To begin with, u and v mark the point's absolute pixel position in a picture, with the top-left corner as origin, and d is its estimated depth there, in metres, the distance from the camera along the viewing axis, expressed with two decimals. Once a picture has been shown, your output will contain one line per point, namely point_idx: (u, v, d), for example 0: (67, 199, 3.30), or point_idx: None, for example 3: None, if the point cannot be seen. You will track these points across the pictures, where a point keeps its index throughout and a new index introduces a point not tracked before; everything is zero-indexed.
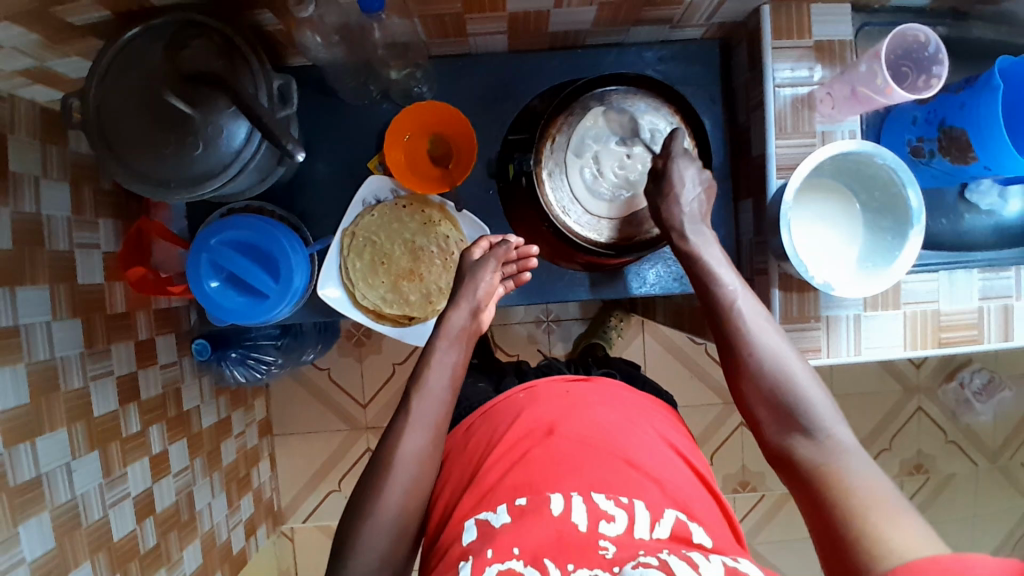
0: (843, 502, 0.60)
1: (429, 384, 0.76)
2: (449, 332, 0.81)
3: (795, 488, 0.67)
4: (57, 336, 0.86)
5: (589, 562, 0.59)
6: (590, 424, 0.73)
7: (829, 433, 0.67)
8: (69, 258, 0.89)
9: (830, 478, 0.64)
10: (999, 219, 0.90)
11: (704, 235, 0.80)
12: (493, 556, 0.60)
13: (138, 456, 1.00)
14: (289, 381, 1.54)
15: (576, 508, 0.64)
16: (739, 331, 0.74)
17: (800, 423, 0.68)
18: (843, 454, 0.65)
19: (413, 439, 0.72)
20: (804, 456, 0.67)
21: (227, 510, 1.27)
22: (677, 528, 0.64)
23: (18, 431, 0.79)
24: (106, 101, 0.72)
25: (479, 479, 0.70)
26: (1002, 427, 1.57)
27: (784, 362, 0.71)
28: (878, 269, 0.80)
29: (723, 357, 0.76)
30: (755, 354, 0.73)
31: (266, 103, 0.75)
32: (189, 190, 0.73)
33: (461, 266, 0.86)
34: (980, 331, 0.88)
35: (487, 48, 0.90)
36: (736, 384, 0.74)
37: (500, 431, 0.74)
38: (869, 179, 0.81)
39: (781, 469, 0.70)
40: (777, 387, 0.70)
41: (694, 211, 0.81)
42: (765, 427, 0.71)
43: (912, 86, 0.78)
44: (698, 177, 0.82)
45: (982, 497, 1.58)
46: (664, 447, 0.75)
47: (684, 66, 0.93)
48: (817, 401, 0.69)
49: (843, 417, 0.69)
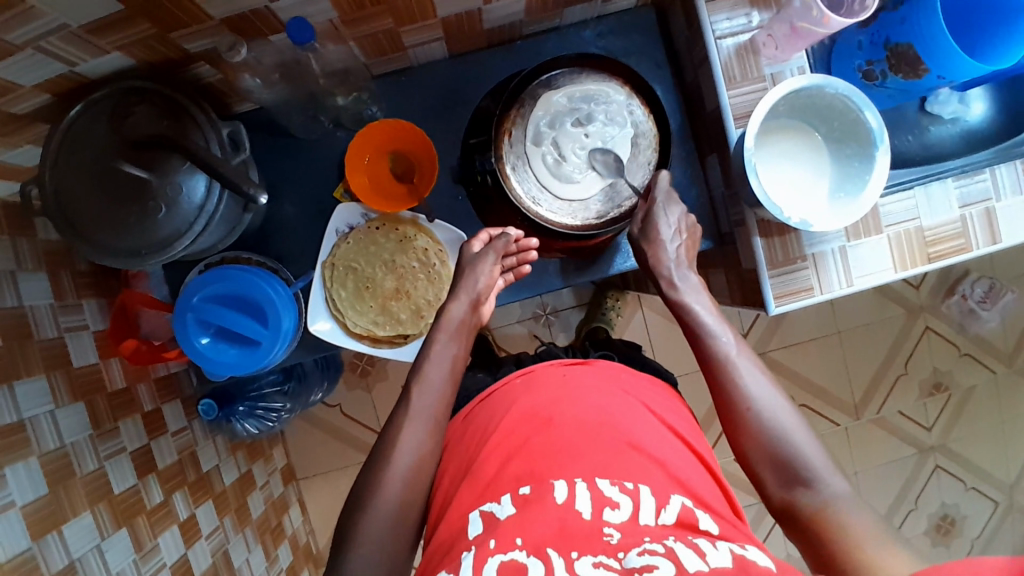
0: (854, 557, 0.62)
1: (430, 376, 0.80)
2: (449, 326, 0.83)
3: (801, 542, 0.68)
4: (62, 424, 0.86)
5: (593, 549, 0.58)
6: (591, 408, 0.74)
7: (828, 485, 0.68)
8: (60, 343, 0.89)
9: (833, 529, 0.65)
10: (965, 124, 0.91)
11: (688, 283, 0.84)
12: (496, 546, 0.60)
13: (166, 525, 1.00)
14: (303, 424, 1.54)
15: (580, 495, 0.64)
16: (734, 387, 0.76)
17: (800, 476, 0.70)
18: (845, 506, 0.66)
19: (413, 433, 0.75)
20: (805, 506, 0.68)
21: (267, 562, 1.27)
22: (683, 514, 0.63)
23: (44, 522, 0.79)
24: (62, 187, 0.71)
25: (479, 469, 0.70)
26: (1012, 330, 1.57)
27: (780, 418, 0.73)
28: (852, 198, 0.80)
29: (720, 412, 0.77)
30: (752, 408, 0.74)
31: (219, 153, 0.75)
32: (161, 254, 0.73)
33: (462, 258, 0.88)
34: (967, 239, 0.88)
35: (427, 58, 0.90)
36: (735, 440, 0.75)
37: (495, 422, 0.75)
38: (827, 109, 0.81)
39: (785, 522, 0.71)
40: (774, 443, 0.72)
41: (673, 262, 0.84)
42: (766, 482, 0.72)
43: (849, 11, 0.78)
44: (679, 221, 0.85)
45: (1006, 402, 1.58)
46: (662, 428, 0.75)
47: (625, 37, 0.93)
48: (813, 455, 0.70)
49: (839, 468, 0.70)
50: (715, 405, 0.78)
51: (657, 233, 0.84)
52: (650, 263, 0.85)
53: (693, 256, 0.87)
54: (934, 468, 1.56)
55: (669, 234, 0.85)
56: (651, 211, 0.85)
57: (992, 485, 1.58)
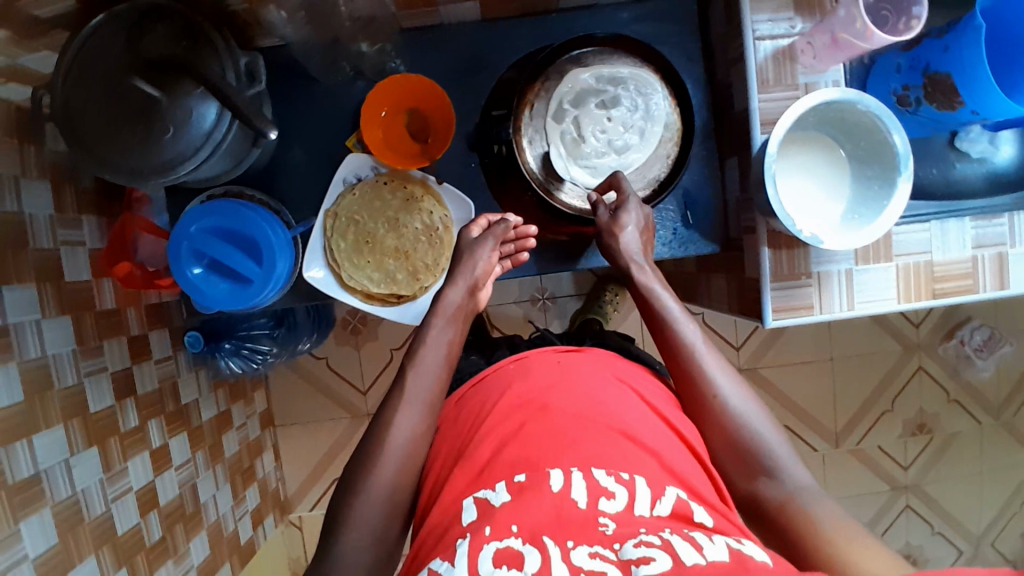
0: (817, 539, 0.60)
1: (424, 359, 0.75)
2: (445, 310, 0.79)
3: (765, 532, 0.66)
4: (47, 334, 0.86)
5: (590, 539, 0.55)
6: (585, 397, 0.69)
7: (791, 476, 0.67)
8: (54, 255, 0.89)
9: (798, 518, 0.63)
10: (992, 166, 0.88)
11: (654, 275, 0.79)
12: (492, 534, 0.55)
13: (138, 450, 1.00)
14: (287, 373, 1.54)
15: (576, 485, 0.59)
16: (701, 375, 0.73)
17: (762, 465, 0.68)
18: (806, 492, 0.65)
19: (407, 416, 0.71)
20: (770, 497, 0.66)
21: (232, 502, 1.28)
22: (678, 506, 0.60)
23: (15, 430, 0.79)
24: (70, 94, 0.69)
25: (472, 453, 0.66)
26: (1005, 382, 1.56)
27: (743, 408, 0.71)
28: (867, 219, 0.78)
29: (682, 398, 0.75)
30: (721, 396, 0.71)
31: (234, 83, 0.74)
32: (161, 176, 0.72)
33: (461, 243, 0.85)
34: (975, 281, 0.86)
35: (457, 17, 0.88)
36: (698, 427, 0.73)
37: (491, 403, 0.71)
38: (854, 127, 0.79)
39: (749, 514, 0.69)
40: (736, 429, 0.70)
41: (637, 253, 0.80)
42: (730, 472, 0.70)
43: (893, 29, 0.76)
44: (646, 218, 0.82)
45: (988, 453, 1.57)
46: (659, 421, 0.70)
47: (660, 24, 0.91)
48: (776, 443, 0.69)
49: (801, 459, 0.69)
50: (680, 392, 0.75)
51: (621, 222, 0.81)
52: (613, 253, 0.81)
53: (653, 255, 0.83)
54: (904, 506, 1.56)
55: (635, 227, 0.81)
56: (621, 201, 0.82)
57: (959, 533, 1.58)
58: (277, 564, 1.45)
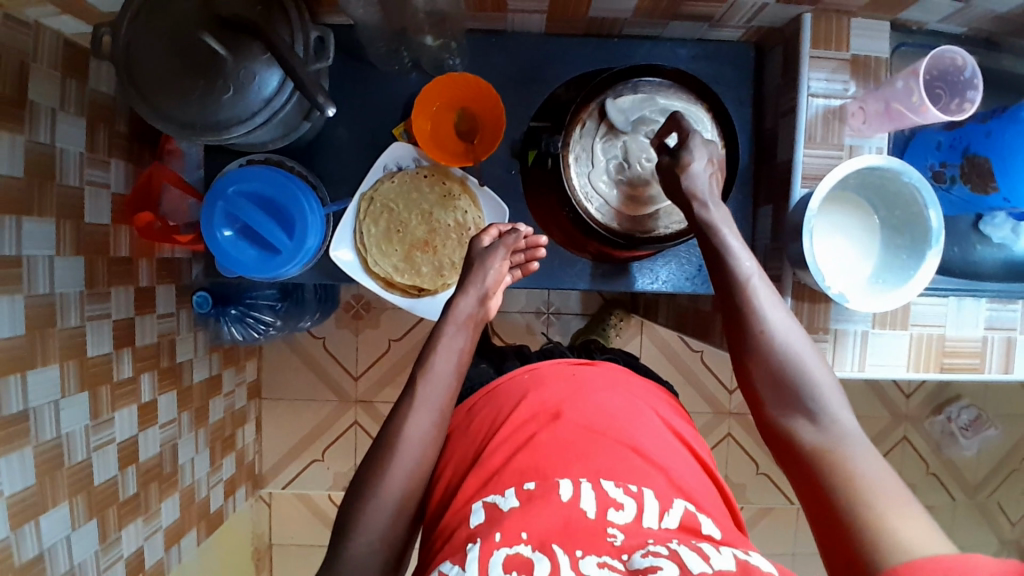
0: (849, 487, 0.57)
1: (435, 367, 0.73)
2: (456, 317, 0.78)
3: (793, 473, 0.64)
4: (58, 272, 0.84)
5: (597, 549, 0.55)
6: (598, 410, 0.69)
7: (836, 420, 0.64)
8: (78, 194, 0.88)
9: (834, 463, 0.60)
10: (1009, 253, 0.90)
11: (721, 211, 0.76)
12: (501, 539, 0.55)
13: (126, 402, 0.98)
14: (282, 347, 1.52)
15: (584, 495, 0.59)
16: (750, 307, 0.70)
17: (805, 405, 0.65)
18: (849, 438, 0.62)
19: (417, 420, 0.69)
20: (806, 440, 0.63)
21: (209, 468, 1.26)
22: (686, 519, 0.60)
23: (11, 363, 0.77)
24: (138, 42, 0.70)
25: (485, 459, 0.66)
26: (986, 463, 1.58)
27: (795, 347, 0.68)
28: (889, 287, 0.80)
29: (732, 335, 0.72)
30: (767, 332, 0.69)
31: (301, 54, 0.74)
32: (215, 135, 0.72)
33: (471, 252, 0.83)
34: (982, 360, 0.88)
35: (523, 26, 0.89)
36: (743, 365, 0.70)
37: (504, 412, 0.71)
38: (892, 195, 0.81)
39: (780, 453, 0.66)
40: (785, 368, 0.67)
41: (702, 190, 0.76)
42: (767, 407, 0.67)
43: (945, 108, 0.78)
44: (711, 155, 0.78)
45: (957, 531, 1.59)
46: (671, 438, 0.71)
47: (716, 66, 0.93)
48: (825, 385, 0.66)
49: (847, 404, 0.65)
50: (726, 325, 0.72)
51: (684, 162, 0.77)
52: (679, 191, 0.77)
53: (720, 188, 0.79)
54: None
55: (702, 163, 0.77)
56: (684, 142, 0.78)
57: None
58: (242, 538, 1.43)
